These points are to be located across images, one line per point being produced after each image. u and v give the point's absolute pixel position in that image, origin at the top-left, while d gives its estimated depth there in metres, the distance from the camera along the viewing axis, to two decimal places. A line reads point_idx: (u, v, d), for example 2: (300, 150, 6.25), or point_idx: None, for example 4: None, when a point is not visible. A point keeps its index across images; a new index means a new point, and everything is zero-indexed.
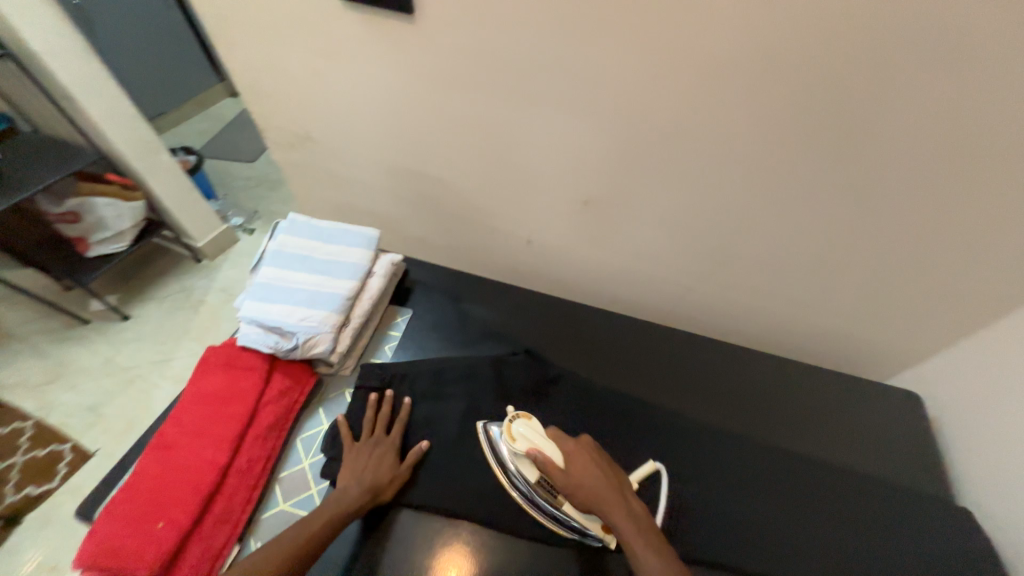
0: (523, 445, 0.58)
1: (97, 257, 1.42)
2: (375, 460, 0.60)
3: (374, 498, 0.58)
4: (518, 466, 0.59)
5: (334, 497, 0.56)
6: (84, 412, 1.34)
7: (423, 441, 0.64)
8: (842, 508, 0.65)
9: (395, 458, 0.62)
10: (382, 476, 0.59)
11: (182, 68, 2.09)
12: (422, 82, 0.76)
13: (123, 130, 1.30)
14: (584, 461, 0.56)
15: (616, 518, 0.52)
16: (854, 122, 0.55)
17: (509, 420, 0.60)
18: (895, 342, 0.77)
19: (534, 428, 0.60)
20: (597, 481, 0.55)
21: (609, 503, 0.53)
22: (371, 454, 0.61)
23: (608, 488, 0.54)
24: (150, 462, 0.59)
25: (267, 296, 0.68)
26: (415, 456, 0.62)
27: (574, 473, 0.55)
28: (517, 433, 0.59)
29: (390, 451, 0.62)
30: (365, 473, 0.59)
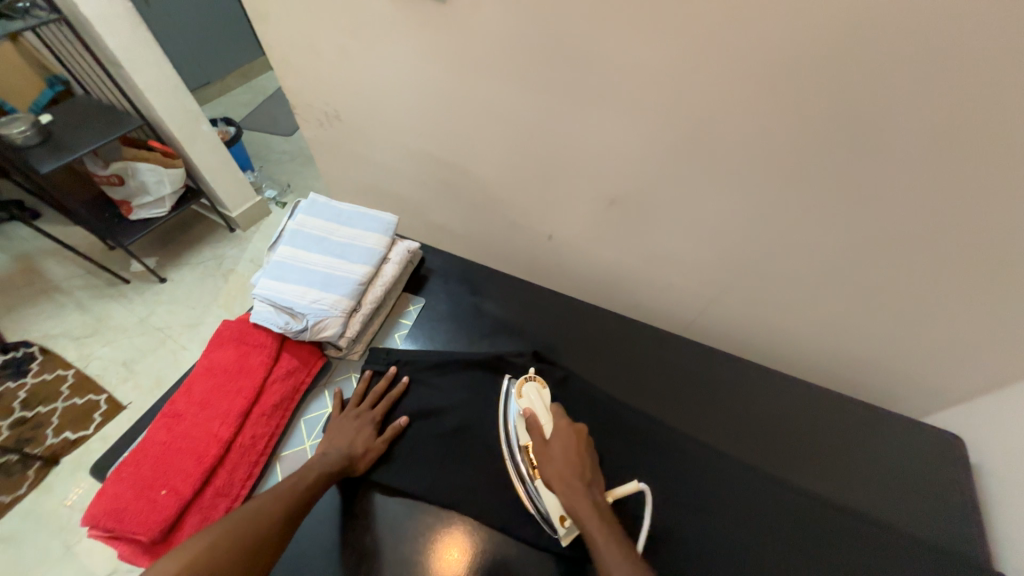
0: (525, 404, 0.62)
1: (139, 220, 1.49)
2: (354, 430, 0.61)
3: (353, 464, 0.58)
4: (515, 423, 0.62)
5: (313, 460, 0.57)
6: (119, 367, 1.41)
7: (403, 417, 0.65)
8: (858, 556, 0.60)
9: (374, 431, 0.62)
10: (361, 444, 0.60)
11: (228, 41, 2.14)
12: (449, 66, 0.73)
13: (165, 98, 1.33)
14: (565, 441, 0.56)
15: (574, 501, 0.51)
16: (926, 136, 0.49)
17: (525, 378, 0.64)
18: (943, 379, 0.70)
19: (542, 397, 0.62)
20: (565, 461, 0.54)
21: (572, 485, 0.52)
22: (353, 424, 0.62)
23: (574, 472, 0.53)
24: (160, 430, 0.61)
25: (282, 275, 0.69)
26: (393, 431, 0.63)
27: (549, 447, 0.56)
28: (525, 391, 0.62)
29: (370, 424, 0.62)
30: (344, 442, 0.60)
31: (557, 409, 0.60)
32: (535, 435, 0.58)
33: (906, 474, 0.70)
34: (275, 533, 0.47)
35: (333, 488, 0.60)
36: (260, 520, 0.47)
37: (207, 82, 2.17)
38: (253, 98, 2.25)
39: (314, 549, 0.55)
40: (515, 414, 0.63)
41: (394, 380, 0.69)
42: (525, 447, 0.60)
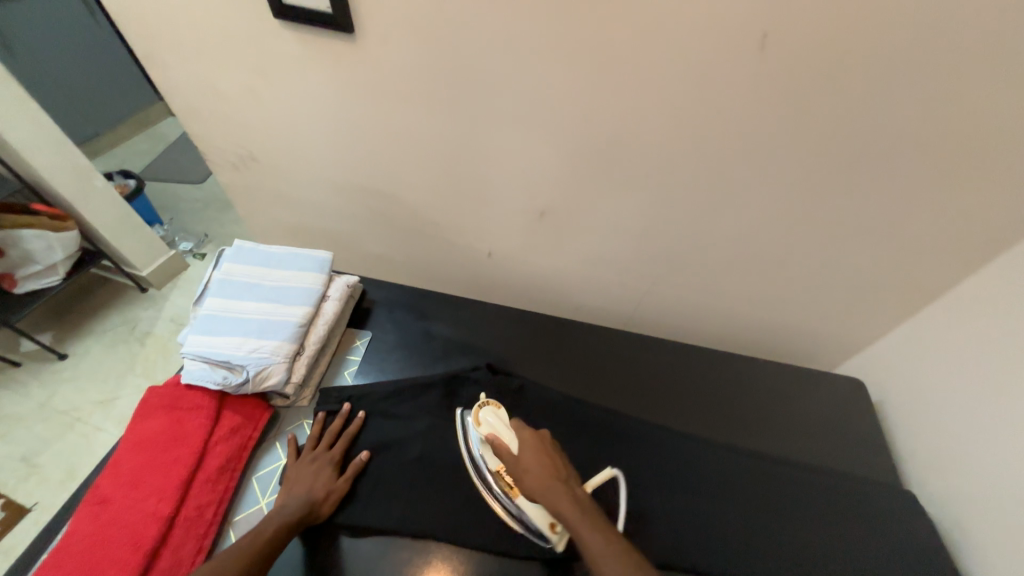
0: (485, 429, 0.62)
1: (27, 293, 1.31)
2: (312, 475, 0.59)
3: (316, 510, 0.56)
4: (482, 453, 0.62)
5: (271, 513, 0.54)
6: (17, 464, 1.22)
7: (363, 452, 0.63)
8: (801, 499, 0.67)
9: (334, 472, 0.60)
10: (322, 488, 0.58)
11: (116, 90, 1.99)
12: (368, 100, 0.75)
13: (48, 156, 1.21)
14: (534, 452, 0.58)
15: (559, 505, 0.52)
16: (790, 125, 0.59)
17: (479, 406, 0.64)
18: (841, 323, 0.84)
19: (501, 416, 0.62)
20: (541, 469, 0.56)
21: (550, 487, 0.54)
22: (309, 469, 0.59)
23: (549, 476, 0.55)
24: (83, 521, 0.53)
25: (213, 328, 0.65)
26: (355, 467, 0.61)
27: (522, 460, 0.57)
28: (484, 419, 0.62)
29: (329, 465, 0.60)
30: (303, 489, 0.57)
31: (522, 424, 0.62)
32: (504, 454, 0.58)
33: (829, 420, 0.79)
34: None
35: (296, 540, 0.57)
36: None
37: (95, 134, 1.98)
38: (153, 146, 2.09)
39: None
40: (478, 439, 0.63)
41: (350, 417, 0.67)
42: (497, 470, 0.61)
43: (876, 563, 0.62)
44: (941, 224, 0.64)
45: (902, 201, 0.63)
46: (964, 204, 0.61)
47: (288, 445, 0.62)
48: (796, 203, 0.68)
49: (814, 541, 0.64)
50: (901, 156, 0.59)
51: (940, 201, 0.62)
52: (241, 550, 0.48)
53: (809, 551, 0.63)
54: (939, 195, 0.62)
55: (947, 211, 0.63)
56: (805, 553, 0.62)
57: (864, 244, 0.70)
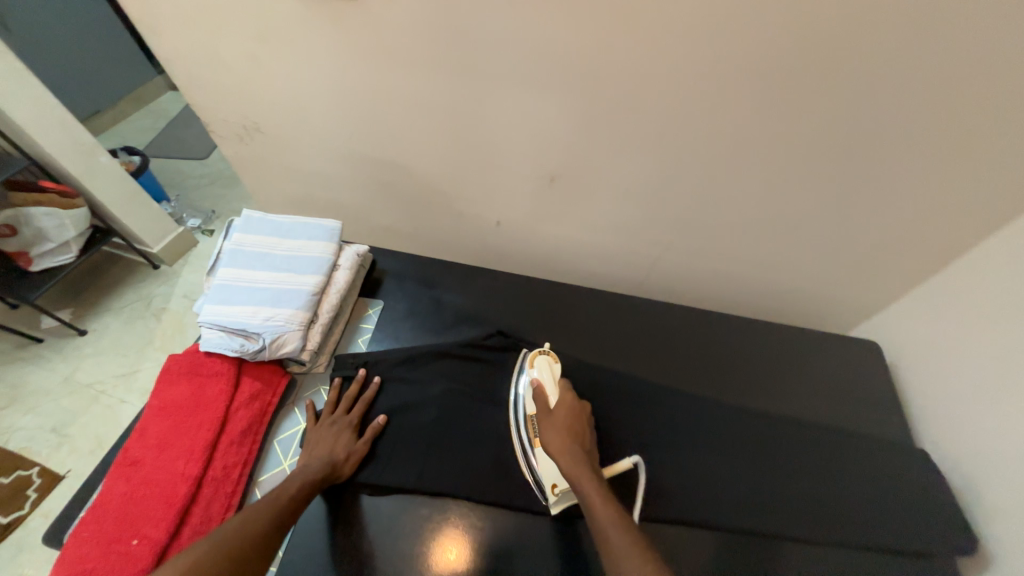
0: (535, 376, 0.66)
1: (41, 271, 1.33)
2: (332, 438, 0.60)
3: (336, 470, 0.58)
4: (524, 395, 0.66)
5: (294, 472, 0.56)
6: (48, 434, 1.27)
7: (380, 416, 0.64)
8: (811, 457, 0.68)
9: (352, 435, 0.61)
10: (343, 450, 0.60)
11: (113, 64, 1.95)
12: (372, 64, 0.73)
13: (52, 133, 1.20)
14: (567, 412, 0.61)
15: (574, 468, 0.55)
16: (810, 77, 0.57)
17: (537, 353, 0.68)
18: (856, 286, 0.82)
19: (552, 371, 0.66)
20: (568, 428, 0.60)
21: (569, 448, 0.57)
22: (329, 433, 0.61)
23: (574, 439, 0.59)
24: (117, 481, 0.56)
25: (227, 298, 0.65)
26: (372, 431, 0.62)
27: (555, 416, 0.61)
28: (537, 365, 0.66)
29: (348, 428, 0.62)
30: (324, 451, 0.59)
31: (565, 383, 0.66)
32: (541, 405, 0.63)
33: (842, 382, 0.79)
34: (256, 555, 0.45)
35: (318, 499, 0.59)
36: (242, 543, 0.45)
37: (97, 111, 1.96)
38: (155, 123, 2.07)
39: (309, 567, 0.54)
40: (525, 385, 0.66)
41: (365, 382, 0.68)
42: (530, 416, 0.64)
43: (882, 517, 0.64)
44: (966, 178, 0.62)
45: (926, 156, 0.61)
46: (990, 155, 0.59)
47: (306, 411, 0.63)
48: (815, 160, 0.66)
49: (821, 498, 0.65)
50: (927, 104, 0.57)
51: (965, 152, 0.60)
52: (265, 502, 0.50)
53: (816, 507, 0.64)
54: (964, 147, 0.60)
55: (974, 163, 0.60)
56: (812, 509, 0.64)
57: (885, 202, 0.68)
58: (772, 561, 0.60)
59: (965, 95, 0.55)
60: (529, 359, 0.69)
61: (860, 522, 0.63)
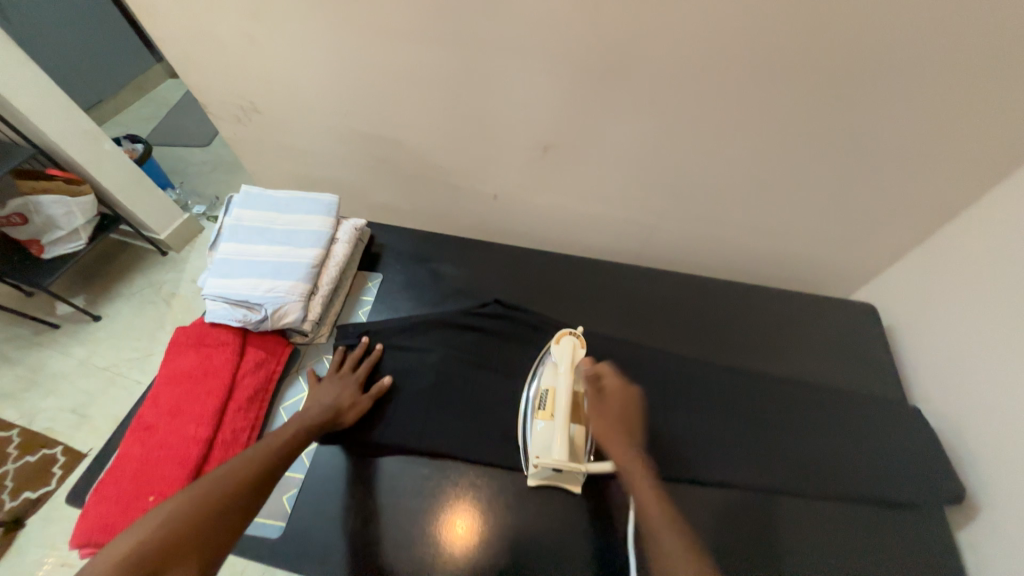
0: (558, 352, 0.64)
1: (56, 258, 1.37)
2: (339, 389, 0.63)
3: (338, 414, 0.61)
4: (542, 369, 0.65)
5: (297, 416, 0.59)
6: (69, 416, 1.33)
7: (388, 377, 0.67)
8: (804, 416, 0.70)
9: (357, 388, 0.64)
10: (348, 399, 0.62)
11: (113, 51, 1.95)
12: (362, 38, 0.73)
13: (55, 120, 1.22)
14: (620, 400, 0.62)
15: (625, 461, 0.56)
16: (802, 36, 0.56)
17: (569, 331, 0.65)
18: (853, 250, 0.82)
19: (575, 354, 0.63)
20: (620, 418, 0.60)
21: (623, 442, 0.58)
22: (336, 384, 0.64)
23: (624, 430, 0.59)
24: (133, 445, 0.58)
25: (229, 271, 0.67)
26: (379, 389, 0.65)
27: (609, 403, 0.61)
28: (562, 344, 0.64)
29: (353, 384, 0.64)
30: (328, 399, 0.62)
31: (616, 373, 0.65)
32: (590, 392, 0.62)
33: (840, 346, 0.79)
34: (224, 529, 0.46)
35: (320, 445, 0.63)
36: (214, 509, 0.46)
37: (100, 100, 1.98)
38: (157, 110, 2.08)
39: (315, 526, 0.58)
40: (548, 358, 0.65)
41: (368, 350, 0.70)
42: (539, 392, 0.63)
43: (868, 472, 0.65)
44: (963, 134, 0.61)
45: (922, 115, 0.60)
46: (986, 109, 0.58)
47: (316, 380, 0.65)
48: (807, 120, 0.65)
49: (807, 454, 0.66)
50: (922, 57, 0.55)
51: (963, 109, 0.59)
52: (246, 457, 0.51)
53: (806, 464, 0.66)
54: (961, 101, 0.58)
55: (971, 117, 0.59)
56: (802, 467, 0.65)
57: (881, 161, 0.67)
58: (756, 513, 0.63)
59: (962, 44, 0.53)
60: (558, 335, 0.66)
61: (843, 477, 0.65)
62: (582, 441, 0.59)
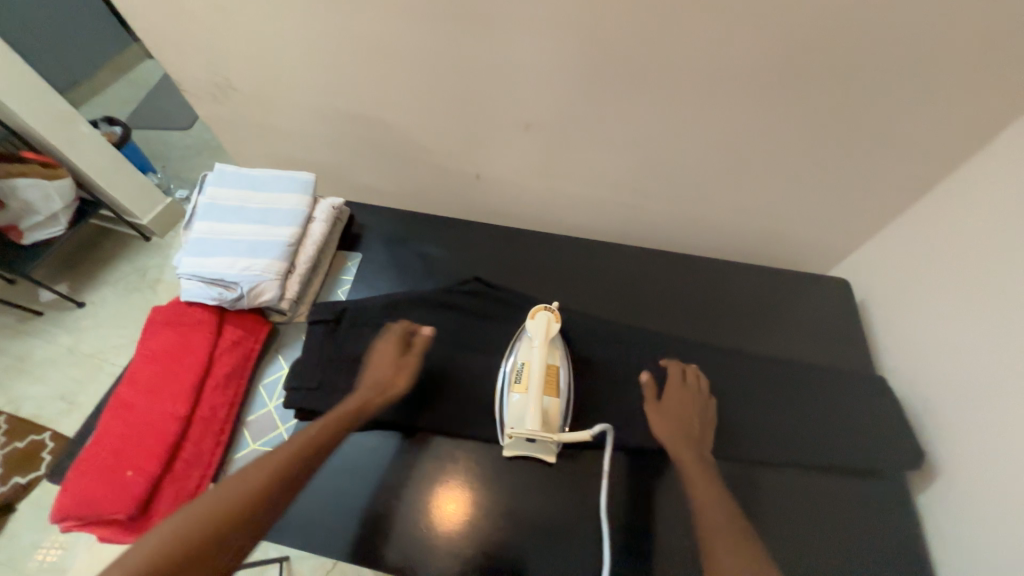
0: (533, 328, 0.65)
1: (36, 244, 1.35)
2: (383, 355, 0.66)
3: (383, 398, 0.64)
4: (518, 344, 0.66)
5: (350, 398, 0.62)
6: (56, 402, 1.33)
7: (424, 328, 0.70)
8: (777, 389, 0.72)
9: (401, 349, 0.67)
10: (393, 381, 0.65)
11: (88, 30, 1.89)
12: (335, 11, 0.71)
13: (27, 101, 1.19)
14: (679, 400, 0.67)
15: (686, 459, 0.62)
16: (775, 8, 0.56)
17: (544, 307, 0.66)
18: (831, 228, 0.83)
19: (550, 328, 0.65)
20: (683, 417, 0.66)
21: (684, 440, 0.64)
22: (379, 351, 0.67)
23: (684, 428, 0.65)
24: (110, 422, 0.59)
25: (204, 250, 0.67)
26: (419, 343, 0.68)
27: (668, 403, 0.67)
28: (538, 320, 0.65)
29: (396, 347, 0.67)
30: (380, 369, 0.65)
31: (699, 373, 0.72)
32: (648, 394, 0.68)
33: (816, 322, 0.81)
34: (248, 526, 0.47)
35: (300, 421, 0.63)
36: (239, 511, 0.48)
37: (77, 82, 1.93)
38: (137, 92, 2.03)
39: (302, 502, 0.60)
40: (524, 334, 0.66)
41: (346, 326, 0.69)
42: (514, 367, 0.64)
43: (831, 441, 0.68)
44: (937, 109, 0.61)
45: (895, 89, 0.61)
46: (960, 81, 0.58)
47: (298, 360, 0.66)
48: (786, 95, 0.65)
49: (775, 424, 0.69)
50: (898, 29, 0.55)
51: (936, 83, 0.59)
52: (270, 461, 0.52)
53: (776, 436, 0.68)
54: (933, 74, 0.58)
55: (945, 90, 0.59)
56: (772, 439, 0.68)
57: (857, 137, 0.67)
58: (728, 482, 0.65)
59: (933, 15, 0.53)
60: (533, 310, 0.68)
61: (811, 446, 0.67)
62: (556, 413, 0.61)
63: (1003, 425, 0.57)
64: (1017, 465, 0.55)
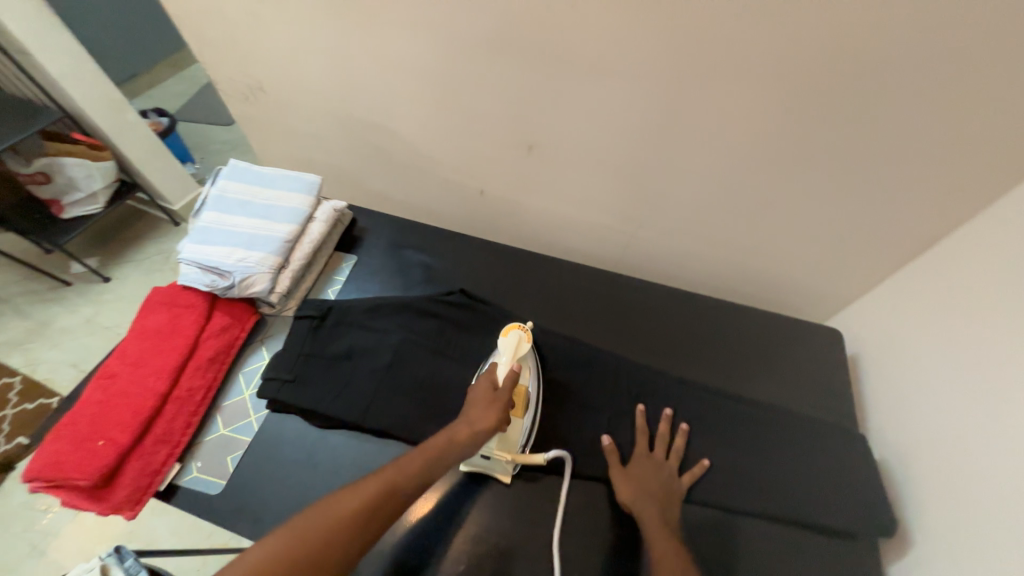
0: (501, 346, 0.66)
1: (76, 219, 1.45)
2: (485, 401, 0.60)
3: (471, 436, 0.57)
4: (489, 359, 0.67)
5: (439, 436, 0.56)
6: (69, 369, 1.39)
7: (512, 368, 0.63)
8: (756, 434, 0.69)
9: (498, 396, 0.60)
10: (482, 420, 0.58)
11: (150, 27, 2.04)
12: (357, 25, 0.75)
13: (84, 87, 1.28)
14: (648, 461, 0.64)
15: (648, 518, 0.58)
16: (771, 54, 0.56)
17: (518, 326, 0.67)
18: (828, 275, 0.81)
19: (517, 347, 0.65)
20: (651, 477, 0.63)
21: (647, 500, 0.60)
22: (486, 397, 0.60)
23: (650, 485, 0.62)
24: (94, 391, 0.62)
25: (206, 238, 0.70)
26: (507, 383, 0.62)
27: (635, 464, 0.64)
28: (506, 339, 0.66)
29: (494, 393, 0.60)
30: (476, 412, 0.59)
31: (682, 430, 0.68)
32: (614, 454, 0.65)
33: (804, 370, 0.79)
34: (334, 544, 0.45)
35: (271, 413, 0.67)
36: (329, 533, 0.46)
37: (133, 73, 2.07)
38: (187, 87, 2.17)
39: (267, 494, 0.61)
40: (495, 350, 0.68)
41: (330, 324, 0.71)
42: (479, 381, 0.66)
43: (809, 497, 0.65)
44: (934, 164, 0.60)
45: (891, 143, 0.60)
46: (960, 140, 0.57)
47: (281, 351, 0.68)
48: (780, 138, 0.65)
49: (744, 467, 0.67)
50: (892, 81, 0.55)
51: (933, 139, 0.58)
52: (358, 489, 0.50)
53: (752, 480, 0.66)
54: (931, 130, 0.57)
55: (943, 147, 0.58)
56: (749, 482, 0.65)
57: (854, 187, 0.67)
58: (701, 531, 0.63)
59: (931, 73, 0.53)
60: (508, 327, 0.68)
61: (778, 495, 0.65)
62: (516, 431, 0.63)
63: (982, 499, 0.54)
64: (991, 543, 0.51)
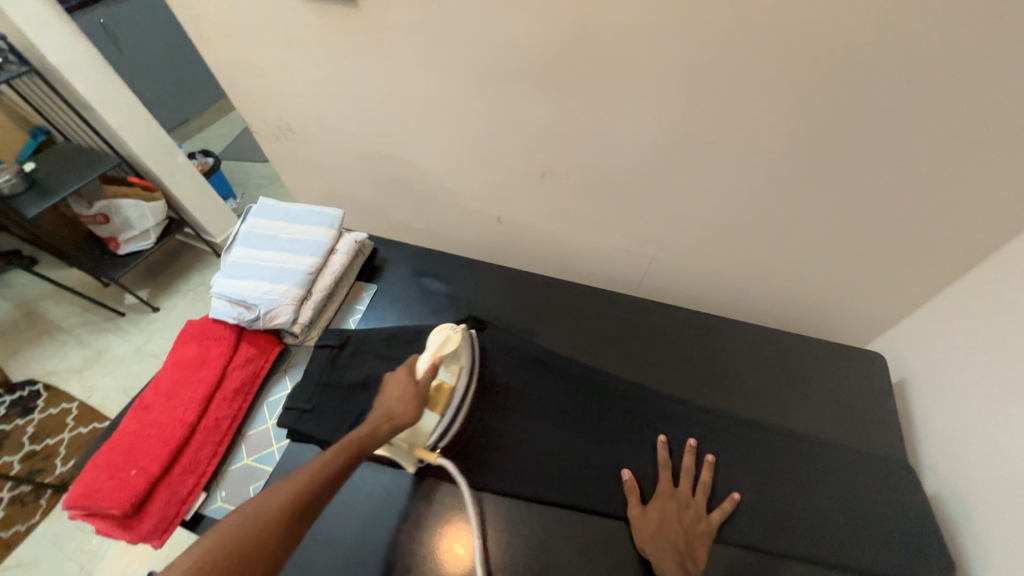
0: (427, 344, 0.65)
1: (128, 254, 1.56)
2: (405, 394, 0.59)
3: (389, 428, 0.56)
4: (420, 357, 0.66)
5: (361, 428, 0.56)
6: (119, 394, 1.48)
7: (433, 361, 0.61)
8: (789, 464, 0.65)
9: (415, 388, 0.59)
10: (403, 413, 0.57)
11: (199, 77, 2.22)
12: (377, 68, 0.79)
13: (140, 135, 1.40)
14: (672, 498, 0.61)
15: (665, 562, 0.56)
16: (784, 74, 0.55)
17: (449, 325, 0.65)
18: (865, 294, 0.77)
19: (440, 343, 0.63)
20: (675, 516, 0.60)
21: (666, 542, 0.57)
22: (406, 390, 0.59)
23: (672, 525, 0.59)
24: (130, 421, 0.65)
25: (235, 273, 0.74)
26: (428, 376, 0.60)
27: (657, 500, 0.61)
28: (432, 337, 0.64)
29: (414, 386, 0.59)
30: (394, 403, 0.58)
31: (708, 463, 0.64)
32: (635, 490, 0.62)
33: (842, 396, 0.73)
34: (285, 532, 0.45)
35: (292, 443, 0.68)
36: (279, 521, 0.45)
37: (185, 120, 2.26)
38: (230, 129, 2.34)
39: None
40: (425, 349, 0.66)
41: (348, 352, 0.73)
42: None
43: (853, 536, 0.60)
44: (972, 177, 0.57)
45: (921, 157, 0.57)
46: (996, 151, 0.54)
47: (303, 381, 0.70)
48: (801, 156, 0.62)
49: (780, 502, 0.62)
50: (916, 95, 0.52)
51: (968, 152, 0.55)
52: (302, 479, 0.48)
53: (789, 516, 0.61)
54: (964, 143, 0.54)
55: (978, 159, 0.55)
56: (785, 519, 0.61)
57: (884, 202, 0.64)
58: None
59: (958, 86, 0.50)
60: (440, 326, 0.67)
61: (820, 535, 0.60)
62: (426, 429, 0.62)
63: None
64: None
